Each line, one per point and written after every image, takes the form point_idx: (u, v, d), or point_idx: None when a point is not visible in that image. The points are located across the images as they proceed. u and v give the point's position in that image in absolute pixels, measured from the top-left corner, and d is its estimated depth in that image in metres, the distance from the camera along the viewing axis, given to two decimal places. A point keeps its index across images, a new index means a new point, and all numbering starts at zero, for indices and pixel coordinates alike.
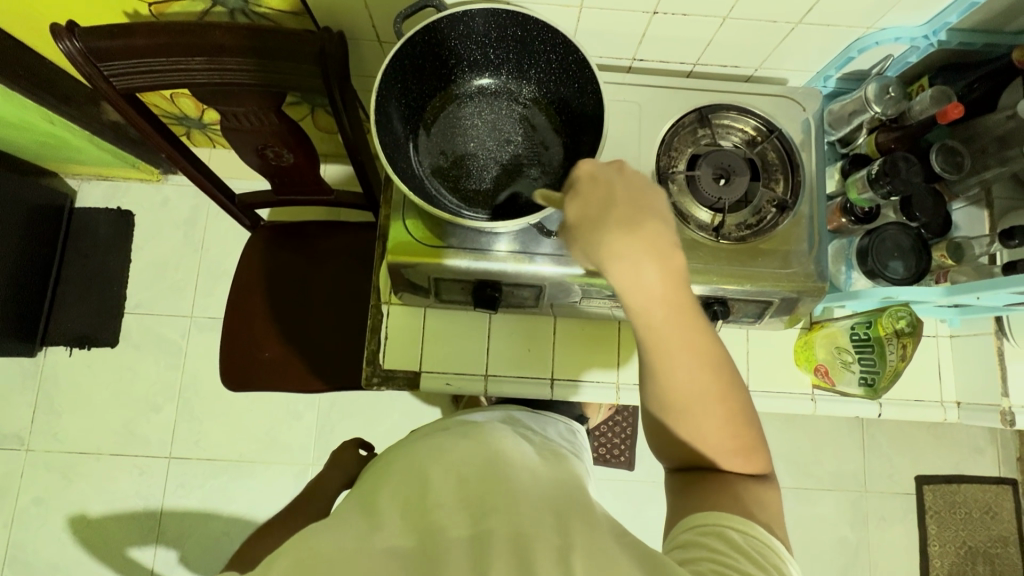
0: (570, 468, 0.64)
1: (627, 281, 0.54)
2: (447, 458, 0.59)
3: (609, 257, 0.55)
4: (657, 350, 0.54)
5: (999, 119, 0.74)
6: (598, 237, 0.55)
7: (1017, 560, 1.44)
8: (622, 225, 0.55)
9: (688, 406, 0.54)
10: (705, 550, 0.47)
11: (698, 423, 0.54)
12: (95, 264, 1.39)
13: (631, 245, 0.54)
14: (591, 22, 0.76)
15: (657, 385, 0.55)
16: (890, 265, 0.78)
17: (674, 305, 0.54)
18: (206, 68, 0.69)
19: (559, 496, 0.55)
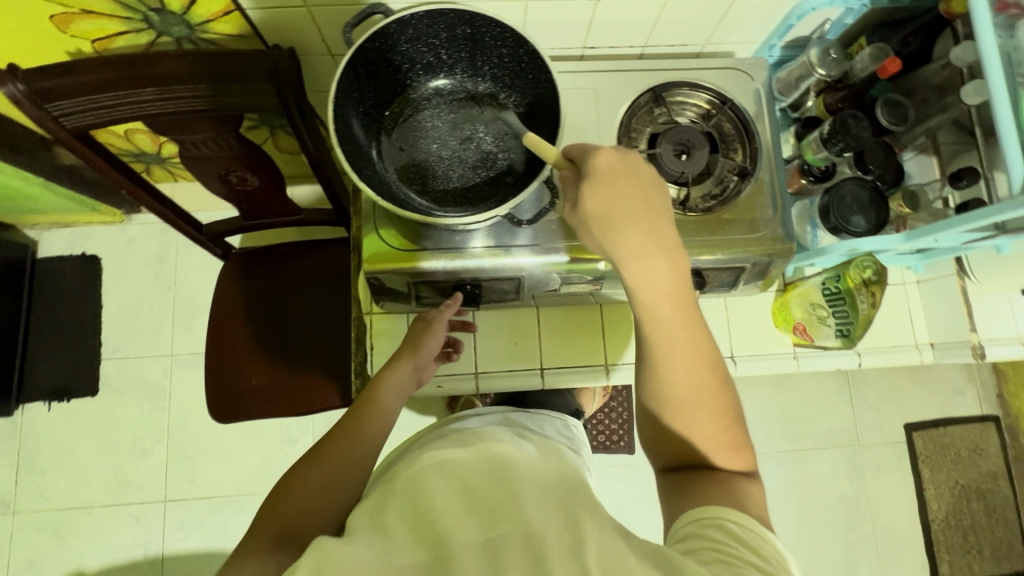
0: (561, 463, 0.68)
1: (638, 276, 0.60)
2: (445, 469, 0.62)
3: (622, 247, 0.61)
4: (661, 345, 0.60)
5: (935, 69, 0.82)
6: (614, 227, 0.61)
7: (1006, 491, 1.67)
8: (636, 222, 0.60)
9: (684, 401, 0.59)
10: (705, 540, 0.50)
11: (692, 422, 0.59)
12: (67, 312, 1.60)
13: (642, 242, 0.60)
14: (537, 15, 0.86)
15: (659, 380, 0.60)
16: (852, 220, 0.83)
17: (676, 302, 0.60)
18: (157, 98, 0.84)
19: (562, 497, 0.56)
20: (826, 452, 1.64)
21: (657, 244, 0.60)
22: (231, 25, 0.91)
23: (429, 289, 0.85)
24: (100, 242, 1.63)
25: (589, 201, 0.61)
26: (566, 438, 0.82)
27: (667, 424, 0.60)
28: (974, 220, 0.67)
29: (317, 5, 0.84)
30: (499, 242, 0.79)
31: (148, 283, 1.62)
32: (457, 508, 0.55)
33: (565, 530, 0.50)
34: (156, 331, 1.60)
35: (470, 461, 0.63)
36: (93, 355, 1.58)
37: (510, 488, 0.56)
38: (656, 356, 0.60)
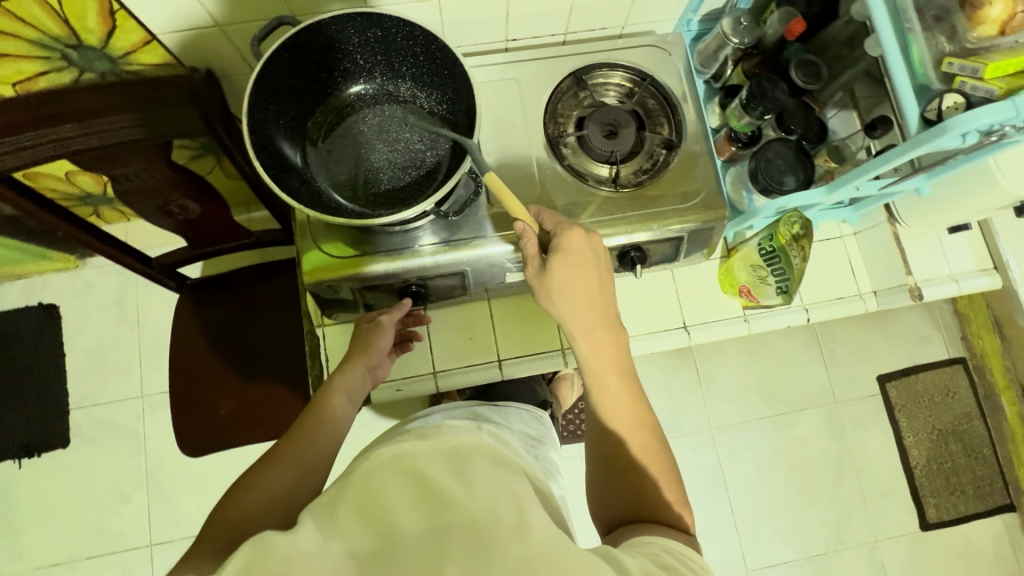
0: (513, 455, 0.65)
1: (589, 348, 0.64)
2: (397, 452, 0.55)
3: (569, 314, 0.66)
4: (604, 408, 0.62)
5: (840, 26, 0.85)
6: (569, 300, 0.65)
7: (982, 429, 1.71)
8: (585, 299, 0.66)
9: (631, 464, 0.61)
10: (652, 548, 0.50)
11: (640, 484, 0.59)
12: (30, 365, 1.56)
13: (588, 315, 0.65)
14: (453, 12, 0.86)
15: (603, 441, 0.62)
16: (782, 180, 0.84)
17: (616, 373, 0.63)
18: (80, 132, 0.82)
19: (515, 482, 0.54)
20: (805, 413, 1.66)
21: (598, 321, 0.65)
22: (154, 56, 0.91)
23: (377, 294, 0.85)
24: (57, 290, 1.60)
25: (549, 273, 0.66)
26: (525, 438, 0.79)
27: (613, 485, 0.60)
28: (896, 159, 0.66)
29: (232, 24, 0.84)
30: (443, 237, 0.79)
31: (110, 325, 1.59)
32: (406, 496, 0.50)
33: (513, 516, 0.48)
34: (123, 373, 1.57)
35: (424, 443, 0.56)
36: (61, 405, 1.54)
37: (463, 475, 0.52)
38: (598, 420, 0.63)
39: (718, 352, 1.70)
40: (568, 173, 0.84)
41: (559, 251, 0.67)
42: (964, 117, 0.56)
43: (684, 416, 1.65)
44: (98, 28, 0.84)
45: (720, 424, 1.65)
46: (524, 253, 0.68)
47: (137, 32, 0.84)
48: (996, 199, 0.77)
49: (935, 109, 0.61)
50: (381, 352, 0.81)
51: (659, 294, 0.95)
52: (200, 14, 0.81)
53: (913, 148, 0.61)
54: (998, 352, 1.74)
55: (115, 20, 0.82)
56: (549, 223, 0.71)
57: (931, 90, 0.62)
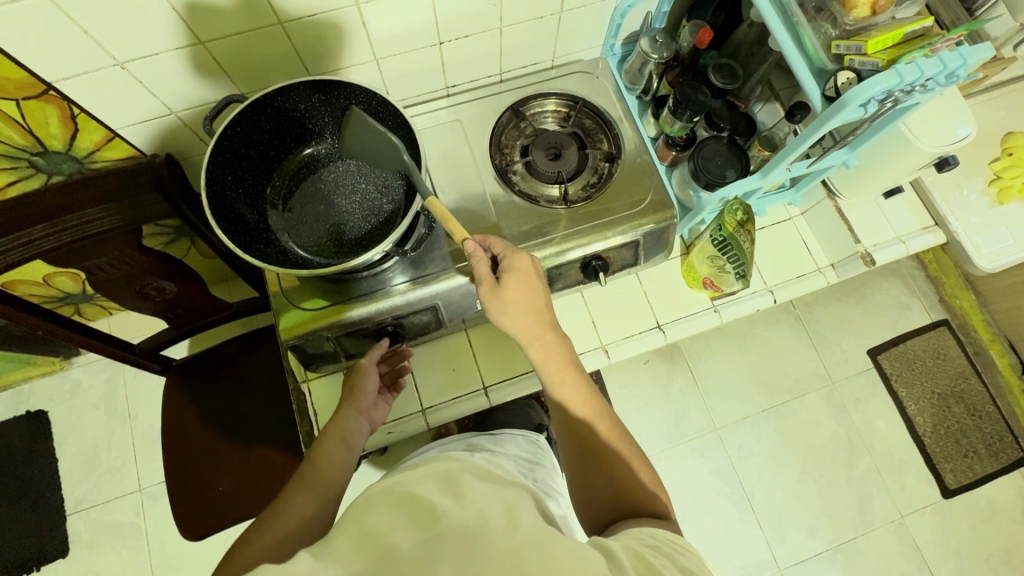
0: (505, 474, 0.66)
1: (541, 352, 0.68)
2: (390, 480, 0.56)
3: (521, 324, 0.68)
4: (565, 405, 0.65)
5: (746, 30, 0.92)
6: (520, 312, 0.68)
7: (979, 386, 1.72)
8: (535, 310, 0.68)
9: (600, 456, 0.62)
10: (643, 532, 0.51)
11: (615, 473, 0.61)
12: (23, 476, 1.53)
13: (535, 322, 0.68)
14: (393, 70, 0.93)
15: (569, 438, 0.64)
16: (722, 173, 0.89)
17: (569, 369, 0.67)
18: (50, 231, 0.85)
19: (507, 494, 0.54)
20: (804, 398, 1.67)
21: (546, 327, 0.68)
22: (118, 150, 0.96)
23: (354, 341, 0.87)
24: (45, 395, 1.59)
25: (500, 289, 0.68)
26: (517, 463, 0.79)
27: (589, 481, 0.61)
28: (813, 135, 0.70)
29: (184, 110, 0.89)
30: (412, 275, 0.82)
31: (102, 423, 1.57)
32: (400, 518, 0.49)
33: (505, 519, 0.48)
34: (119, 469, 1.54)
35: (416, 470, 0.58)
36: (57, 514, 1.50)
37: (454, 491, 0.52)
38: (562, 419, 0.66)
39: (710, 352, 1.71)
40: (520, 198, 0.88)
41: (508, 270, 0.69)
42: (858, 89, 0.61)
43: (687, 420, 1.65)
44: (62, 133, 0.89)
45: (723, 423, 1.65)
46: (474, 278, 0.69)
47: (99, 131, 0.89)
48: (918, 158, 0.82)
49: (832, 87, 0.67)
50: (370, 395, 0.80)
51: (630, 300, 0.98)
52: (153, 105, 0.86)
53: (824, 123, 0.66)
54: (977, 308, 1.77)
55: (77, 122, 0.87)
56: (498, 249, 0.73)
57: (828, 72, 0.68)
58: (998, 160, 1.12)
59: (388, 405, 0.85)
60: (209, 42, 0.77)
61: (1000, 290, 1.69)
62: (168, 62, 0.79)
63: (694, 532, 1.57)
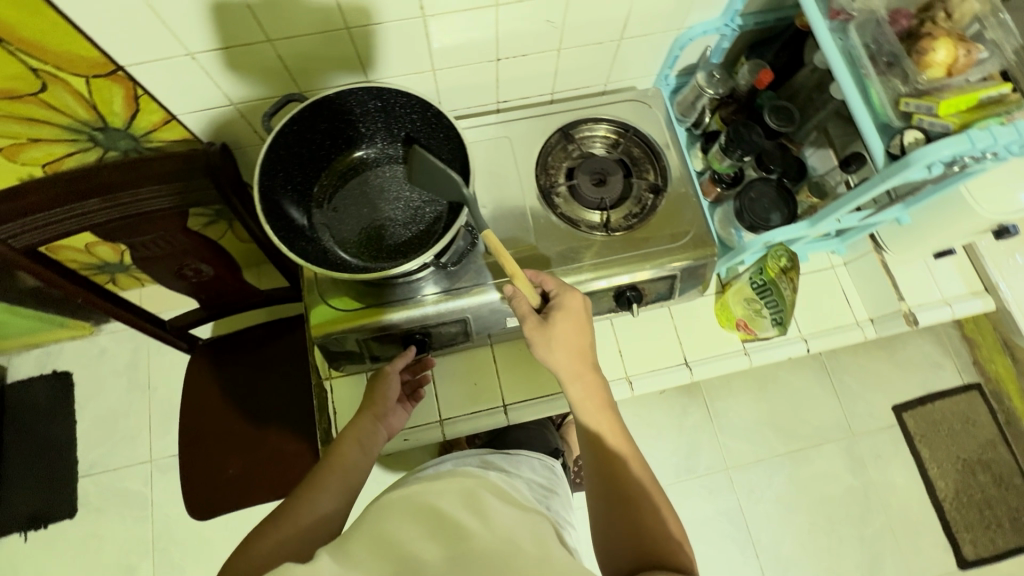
0: (522, 498, 0.66)
1: (580, 391, 0.68)
2: (409, 490, 0.57)
3: (562, 362, 0.69)
4: (598, 446, 0.65)
5: (806, 74, 0.91)
6: (565, 349, 0.69)
7: (1008, 457, 1.66)
8: (579, 349, 0.69)
9: (629, 503, 0.61)
10: None
11: (642, 522, 0.60)
12: (42, 433, 1.57)
13: (578, 361, 0.69)
14: (448, 82, 0.95)
15: (599, 481, 0.64)
16: (767, 216, 0.88)
17: (607, 412, 0.67)
18: (102, 206, 0.89)
19: (531, 522, 0.55)
20: (822, 448, 1.62)
21: (588, 367, 0.69)
22: (173, 133, 0.98)
23: (381, 345, 0.88)
24: (72, 358, 1.63)
25: (547, 324, 0.70)
26: (532, 489, 0.78)
27: (613, 523, 0.60)
28: (871, 191, 0.69)
29: (243, 102, 0.91)
30: (445, 287, 0.82)
31: (122, 392, 1.61)
32: (423, 535, 0.50)
33: (534, 549, 0.50)
34: (133, 438, 1.57)
35: (436, 482, 0.58)
36: (69, 475, 1.54)
37: (477, 512, 0.53)
38: (593, 460, 0.65)
39: (728, 389, 1.68)
40: (561, 220, 0.88)
41: (557, 307, 0.71)
42: (925, 151, 0.59)
43: (698, 456, 1.62)
44: (123, 111, 0.92)
45: (736, 463, 1.61)
46: (520, 310, 0.71)
47: (158, 113, 0.92)
48: (975, 222, 0.80)
49: (897, 144, 0.65)
50: (391, 401, 0.80)
51: (659, 333, 0.97)
52: (214, 95, 0.89)
53: (884, 181, 0.65)
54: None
55: (139, 103, 0.90)
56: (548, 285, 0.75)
57: (892, 128, 0.67)
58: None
59: (407, 412, 0.85)
60: (277, 40, 0.79)
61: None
62: (235, 56, 0.81)
63: None
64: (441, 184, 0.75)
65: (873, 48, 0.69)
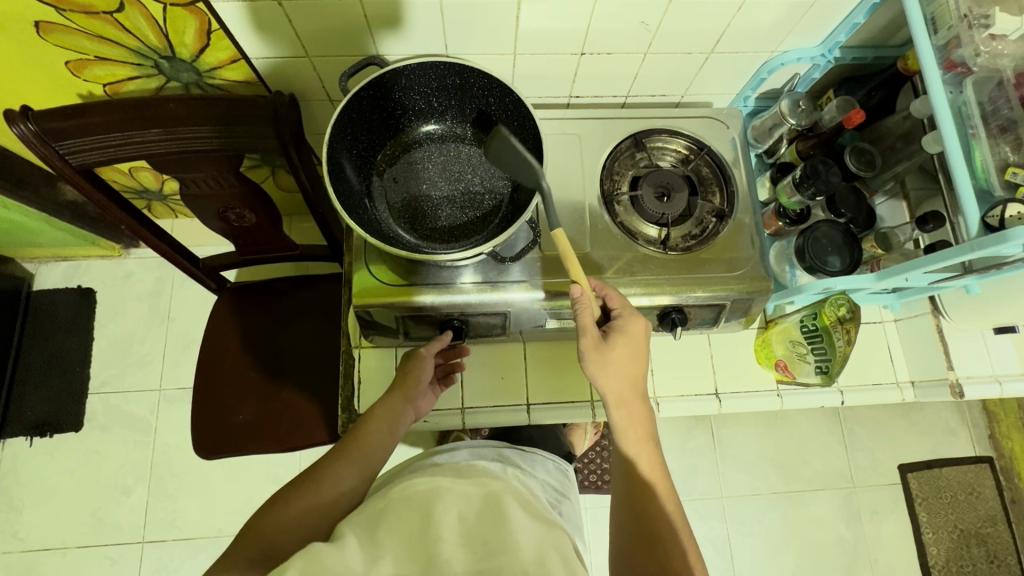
0: (541, 505, 0.66)
1: (626, 418, 0.68)
2: (434, 487, 0.58)
3: (613, 384, 0.68)
4: (634, 475, 0.65)
5: (897, 120, 0.88)
6: (618, 373, 0.68)
7: (1006, 535, 1.63)
8: (631, 376, 0.69)
9: (658, 536, 0.61)
10: None
11: (669, 556, 0.59)
12: (58, 345, 1.59)
13: (629, 387, 0.69)
14: (525, 68, 0.92)
15: (629, 511, 0.63)
16: (828, 260, 0.85)
17: (648, 445, 0.67)
18: (163, 138, 0.88)
19: (554, 538, 0.55)
20: (822, 494, 1.60)
21: (637, 397, 0.69)
22: (238, 73, 0.96)
23: (417, 324, 0.87)
24: (96, 276, 1.64)
25: (606, 343, 0.69)
26: (548, 497, 0.76)
27: (638, 553, 0.60)
28: (953, 259, 0.66)
29: (318, 56, 0.89)
30: (490, 278, 0.81)
31: (141, 317, 1.62)
32: (453, 529, 0.52)
33: (562, 568, 0.50)
34: (145, 365, 1.59)
35: (462, 481, 0.60)
36: (81, 388, 1.56)
37: (503, 514, 0.54)
38: (627, 487, 0.65)
39: (737, 420, 1.66)
40: (619, 229, 0.86)
41: (619, 329, 0.71)
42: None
43: (696, 480, 1.61)
44: (194, 44, 0.90)
45: (732, 494, 1.60)
46: (583, 321, 0.69)
47: (229, 51, 0.90)
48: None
49: (996, 215, 0.62)
50: (423, 384, 0.80)
51: (694, 359, 0.96)
52: (291, 44, 0.87)
53: (972, 251, 0.62)
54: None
55: (211, 38, 0.88)
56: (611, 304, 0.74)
57: (992, 196, 0.64)
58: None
59: (435, 395, 0.84)
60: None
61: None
62: (321, 9, 0.79)
63: None
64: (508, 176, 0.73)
65: (988, 108, 0.66)
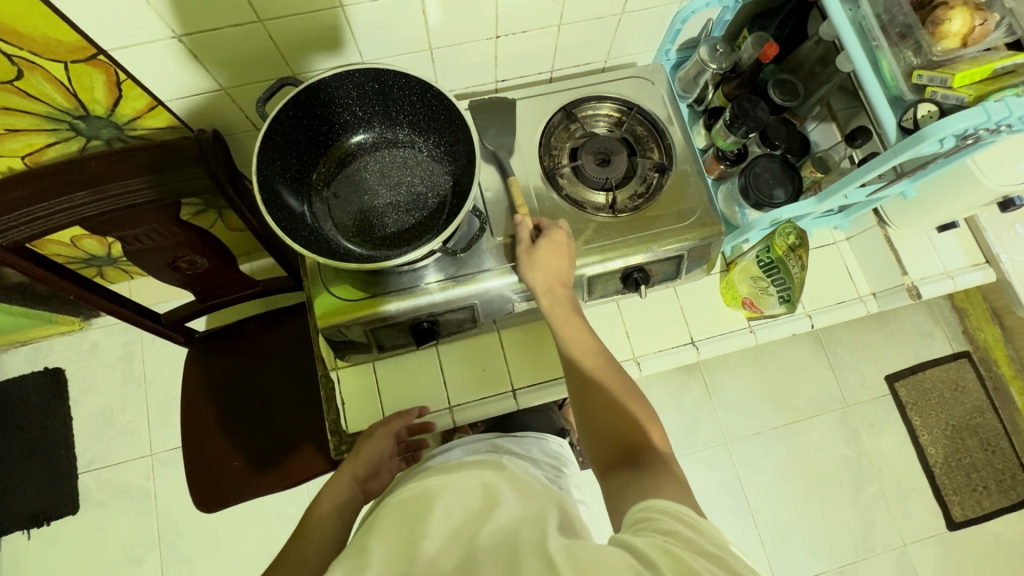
0: (540, 484, 0.67)
1: (559, 306, 0.76)
2: (428, 487, 0.59)
3: (544, 281, 0.77)
4: (574, 346, 0.72)
5: (811, 47, 0.90)
6: (545, 271, 0.77)
7: (995, 422, 1.69)
8: (557, 272, 0.77)
9: (598, 391, 0.67)
10: (652, 512, 0.51)
11: (609, 406, 0.66)
12: (37, 431, 1.54)
13: (560, 280, 0.77)
14: (444, 61, 0.92)
15: (575, 375, 0.70)
16: (773, 193, 0.87)
17: (583, 323, 0.74)
18: (92, 199, 0.86)
19: (552, 509, 0.56)
20: (818, 419, 1.65)
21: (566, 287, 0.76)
22: (159, 120, 0.94)
23: (388, 333, 0.86)
24: (62, 354, 1.59)
25: (532, 249, 0.78)
26: (547, 475, 0.77)
27: (586, 409, 0.67)
28: (881, 166, 0.68)
29: (234, 86, 0.88)
30: (450, 273, 0.81)
31: (117, 385, 1.58)
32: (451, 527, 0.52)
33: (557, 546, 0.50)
34: (131, 432, 1.55)
35: (455, 476, 0.61)
36: (68, 469, 1.52)
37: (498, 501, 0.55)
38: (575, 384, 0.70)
39: (726, 365, 1.69)
40: (566, 202, 0.87)
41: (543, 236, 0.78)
42: (939, 125, 0.59)
43: (698, 430, 1.64)
44: (105, 98, 0.87)
45: (734, 437, 1.64)
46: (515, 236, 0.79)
47: (143, 99, 0.88)
48: (980, 195, 0.81)
49: (911, 118, 0.66)
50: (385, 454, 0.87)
51: (664, 313, 0.98)
52: (204, 80, 0.85)
53: (896, 156, 0.64)
54: (1002, 343, 1.75)
55: (121, 89, 0.85)
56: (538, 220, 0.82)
57: (904, 101, 0.67)
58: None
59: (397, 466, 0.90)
60: (268, 21, 0.76)
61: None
62: (226, 40, 0.78)
63: None
64: (493, 125, 0.89)
65: (885, 18, 0.68)
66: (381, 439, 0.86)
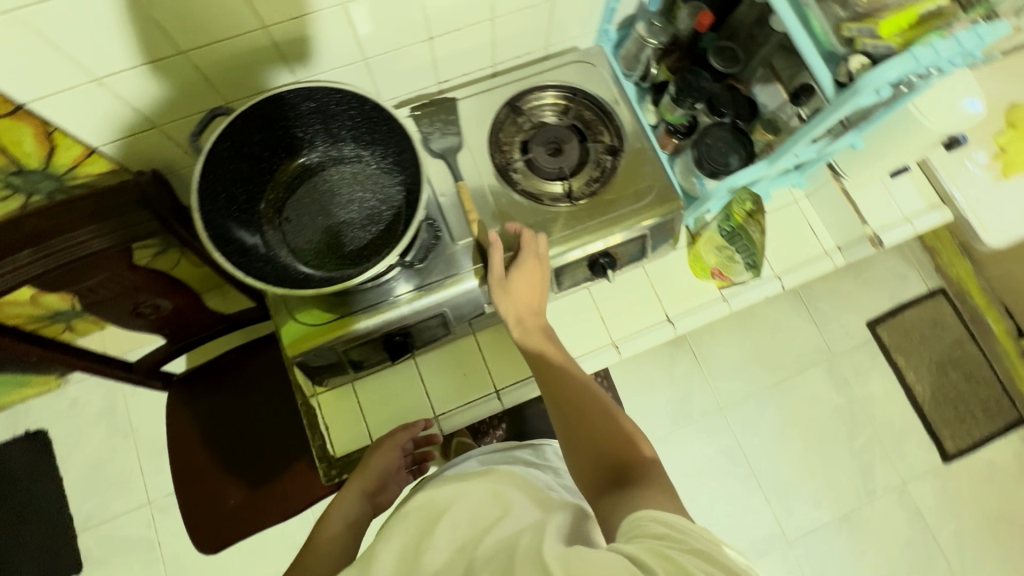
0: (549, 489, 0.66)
1: (534, 332, 0.73)
2: (443, 499, 0.60)
3: (519, 305, 0.75)
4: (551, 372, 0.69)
5: (745, 10, 0.89)
6: (520, 296, 0.75)
7: (976, 352, 1.73)
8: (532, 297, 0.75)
9: (581, 412, 0.63)
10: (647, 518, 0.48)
11: (594, 428, 0.61)
12: (28, 496, 1.51)
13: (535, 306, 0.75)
14: (382, 69, 0.90)
15: (554, 400, 0.66)
16: (728, 162, 0.88)
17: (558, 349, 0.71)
18: (39, 257, 0.83)
19: (563, 515, 0.57)
20: (806, 373, 1.67)
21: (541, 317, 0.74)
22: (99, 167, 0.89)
23: (363, 351, 0.85)
24: (42, 415, 1.55)
25: (507, 277, 0.76)
26: (567, 484, 0.74)
27: (571, 431, 0.63)
28: (825, 122, 0.69)
29: (168, 121, 0.84)
30: (417, 283, 0.80)
31: (103, 439, 1.55)
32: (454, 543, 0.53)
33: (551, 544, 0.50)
34: (125, 484, 1.52)
35: (467, 486, 0.62)
36: (65, 531, 1.49)
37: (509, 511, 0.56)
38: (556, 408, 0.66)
39: (712, 333, 1.71)
40: (523, 197, 0.86)
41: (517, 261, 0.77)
42: (872, 75, 0.60)
43: (692, 401, 1.65)
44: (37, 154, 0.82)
45: (728, 403, 1.65)
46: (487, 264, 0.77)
47: (77, 147, 0.83)
48: (927, 134, 0.80)
49: (844, 72, 0.66)
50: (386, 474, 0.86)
51: (636, 293, 0.98)
52: (132, 121, 0.82)
53: (836, 111, 0.65)
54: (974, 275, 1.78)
55: (52, 140, 0.80)
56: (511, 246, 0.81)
57: (838, 55, 0.68)
58: (1003, 133, 1.12)
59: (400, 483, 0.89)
60: (191, 51, 0.74)
61: (995, 257, 1.68)
62: (150, 76, 0.75)
63: (704, 512, 1.58)
64: (439, 130, 0.89)
65: None
66: (384, 454, 0.85)
